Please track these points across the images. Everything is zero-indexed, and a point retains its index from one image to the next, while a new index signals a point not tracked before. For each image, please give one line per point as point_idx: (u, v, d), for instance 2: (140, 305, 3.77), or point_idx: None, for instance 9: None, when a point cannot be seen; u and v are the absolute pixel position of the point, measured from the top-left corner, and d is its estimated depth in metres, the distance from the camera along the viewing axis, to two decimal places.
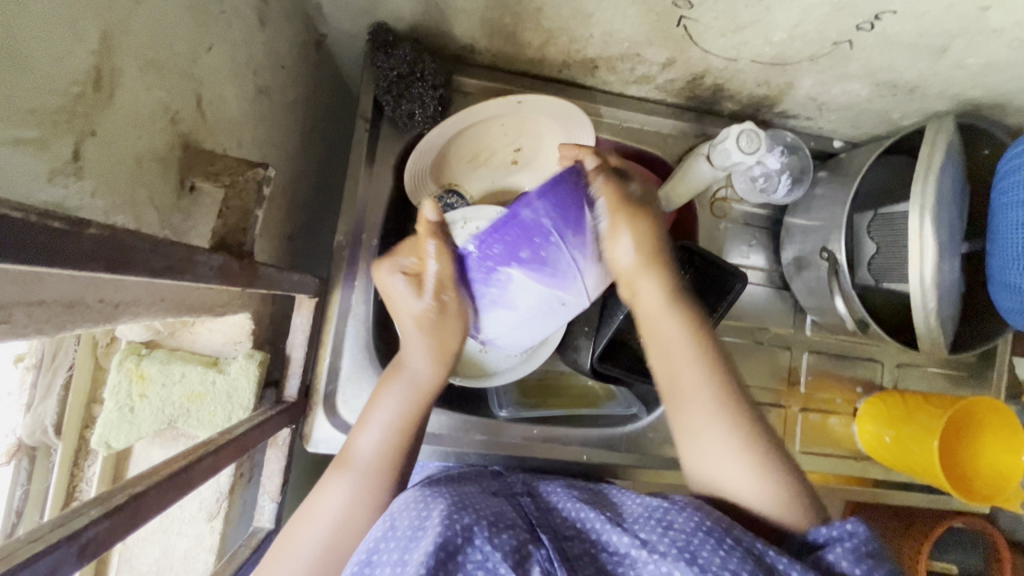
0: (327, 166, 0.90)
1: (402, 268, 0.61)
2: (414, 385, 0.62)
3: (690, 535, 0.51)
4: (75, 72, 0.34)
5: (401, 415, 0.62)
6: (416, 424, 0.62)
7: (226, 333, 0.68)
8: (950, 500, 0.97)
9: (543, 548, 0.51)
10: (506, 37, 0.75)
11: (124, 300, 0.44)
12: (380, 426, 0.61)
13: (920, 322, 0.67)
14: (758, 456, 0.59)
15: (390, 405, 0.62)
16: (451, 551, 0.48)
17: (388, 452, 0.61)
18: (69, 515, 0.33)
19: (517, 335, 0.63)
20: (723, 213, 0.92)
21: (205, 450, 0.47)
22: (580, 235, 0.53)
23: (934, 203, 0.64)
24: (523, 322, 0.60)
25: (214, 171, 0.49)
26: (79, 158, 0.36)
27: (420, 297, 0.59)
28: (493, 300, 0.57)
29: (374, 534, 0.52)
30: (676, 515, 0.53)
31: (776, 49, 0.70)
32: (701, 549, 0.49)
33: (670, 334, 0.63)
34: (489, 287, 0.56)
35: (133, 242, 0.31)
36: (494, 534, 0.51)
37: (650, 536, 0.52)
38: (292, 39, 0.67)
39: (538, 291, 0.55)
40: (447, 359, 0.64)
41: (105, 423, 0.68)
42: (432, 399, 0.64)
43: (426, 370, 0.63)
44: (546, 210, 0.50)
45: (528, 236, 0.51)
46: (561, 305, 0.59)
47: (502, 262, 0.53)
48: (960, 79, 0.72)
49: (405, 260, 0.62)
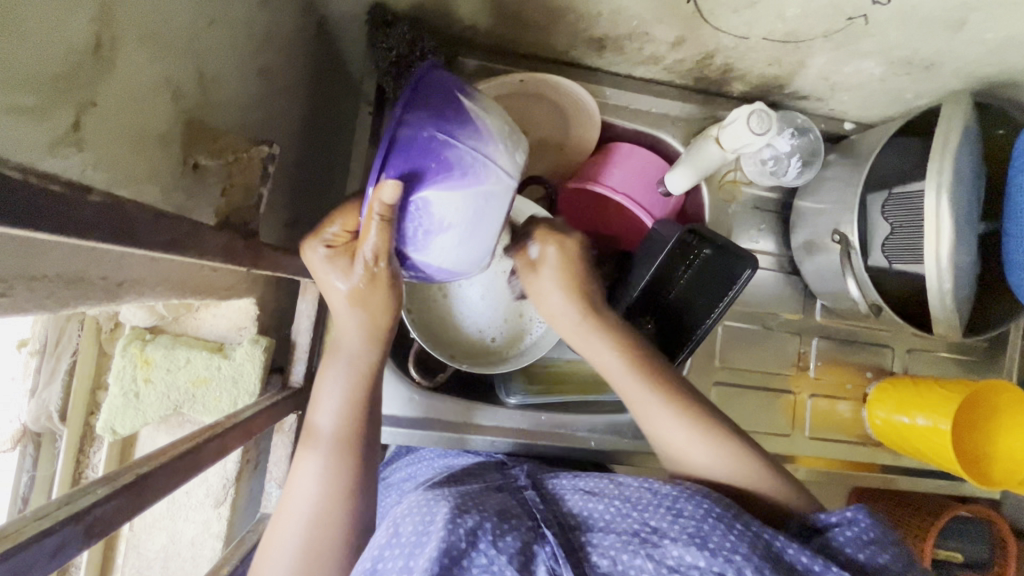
0: (330, 150, 0.88)
1: (326, 242, 0.56)
2: (352, 366, 0.59)
3: (700, 521, 0.51)
4: (75, 41, 0.33)
5: (349, 393, 0.59)
6: (370, 401, 0.60)
7: (231, 318, 0.67)
8: (960, 486, 0.96)
9: (548, 547, 0.51)
10: (511, 16, 0.73)
11: (128, 278, 0.43)
12: (335, 394, 0.59)
13: (936, 305, 0.66)
14: (712, 429, 0.62)
15: (332, 386, 0.59)
16: (456, 556, 0.48)
17: (350, 426, 0.59)
18: (75, 493, 0.32)
19: (456, 263, 0.54)
20: (732, 196, 0.90)
21: (212, 433, 0.46)
22: (468, 126, 0.49)
23: (950, 182, 0.62)
24: (471, 240, 0.53)
25: (218, 149, 0.49)
26: (81, 129, 0.35)
27: (349, 270, 0.54)
28: (420, 242, 0.52)
29: (377, 540, 0.52)
30: (685, 502, 0.53)
31: (789, 25, 0.68)
32: (711, 534, 0.49)
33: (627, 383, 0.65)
34: (414, 223, 0.50)
35: (135, 212, 0.30)
36: (498, 536, 0.50)
37: (660, 523, 0.52)
38: (293, 17, 0.66)
39: (456, 194, 0.49)
40: (384, 339, 0.60)
41: (111, 409, 0.67)
42: (375, 376, 0.61)
43: (361, 351, 0.59)
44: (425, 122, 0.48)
45: (421, 151, 0.48)
46: (488, 193, 0.50)
47: (415, 179, 0.48)
48: (976, 56, 0.71)
49: (327, 232, 0.56)
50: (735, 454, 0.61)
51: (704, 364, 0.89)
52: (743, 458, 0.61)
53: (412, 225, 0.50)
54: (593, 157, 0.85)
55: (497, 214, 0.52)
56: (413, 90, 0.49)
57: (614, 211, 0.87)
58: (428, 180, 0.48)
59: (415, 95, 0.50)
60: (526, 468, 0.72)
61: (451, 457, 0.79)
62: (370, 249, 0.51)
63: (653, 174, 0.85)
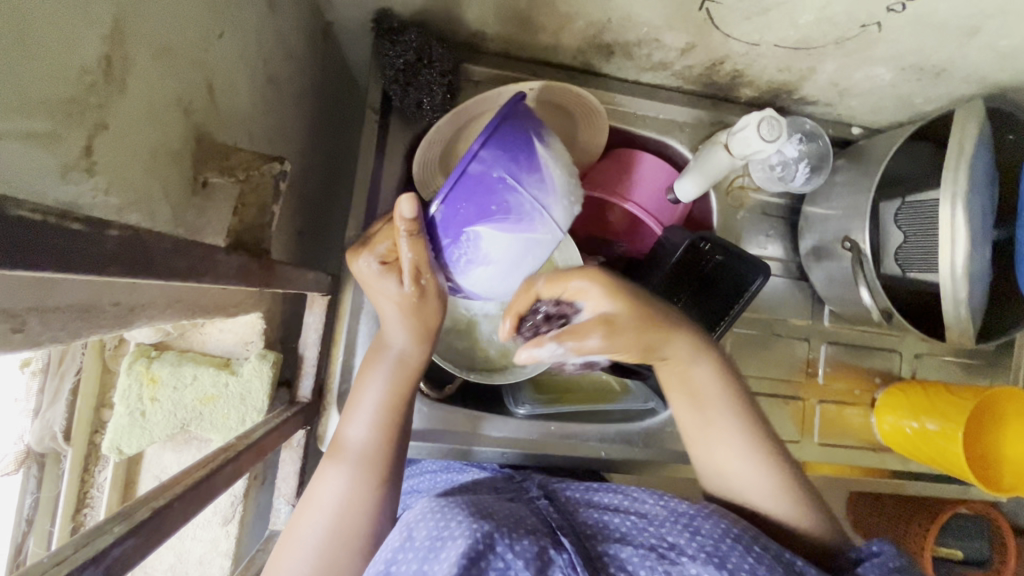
0: (335, 159, 0.87)
1: (380, 256, 0.55)
2: (396, 367, 0.60)
3: (718, 540, 0.50)
4: (88, 61, 0.32)
5: (388, 398, 0.60)
6: (404, 406, 0.61)
7: (238, 333, 0.66)
8: (967, 489, 0.96)
9: (565, 553, 0.50)
10: (520, 22, 0.72)
11: (139, 302, 0.42)
12: (376, 395, 0.60)
13: (949, 313, 0.66)
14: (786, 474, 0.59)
15: (373, 392, 0.60)
16: (475, 558, 0.47)
17: (381, 439, 0.59)
18: (92, 533, 0.31)
19: (487, 292, 0.58)
20: (740, 202, 0.90)
21: (226, 457, 0.45)
22: (535, 173, 0.51)
23: (966, 191, 0.62)
24: (506, 277, 0.56)
25: (229, 166, 0.47)
26: (93, 154, 0.33)
27: (403, 284, 0.54)
28: (465, 268, 0.54)
29: (391, 543, 0.52)
30: (703, 521, 0.52)
31: (801, 32, 0.68)
32: (729, 554, 0.49)
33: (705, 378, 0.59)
34: (458, 248, 0.53)
35: (153, 242, 0.29)
36: (515, 541, 0.50)
37: (678, 539, 0.51)
38: (300, 25, 0.64)
39: (504, 238, 0.52)
40: (430, 339, 0.61)
41: (117, 428, 0.66)
42: (416, 379, 0.62)
43: (408, 357, 0.60)
44: (494, 159, 0.49)
45: (484, 189, 0.50)
46: (536, 242, 0.53)
47: (468, 215, 0.51)
48: (989, 62, 0.70)
49: (379, 245, 0.55)
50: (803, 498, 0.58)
51: None
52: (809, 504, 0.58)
53: (453, 249, 0.53)
54: (601, 163, 0.86)
55: (538, 261, 0.56)
56: (498, 122, 0.49)
57: (620, 218, 0.87)
58: (481, 220, 0.51)
59: (498, 129, 0.49)
60: (538, 478, 0.71)
61: (456, 473, 0.79)
62: (409, 265, 0.51)
63: (664, 180, 0.85)
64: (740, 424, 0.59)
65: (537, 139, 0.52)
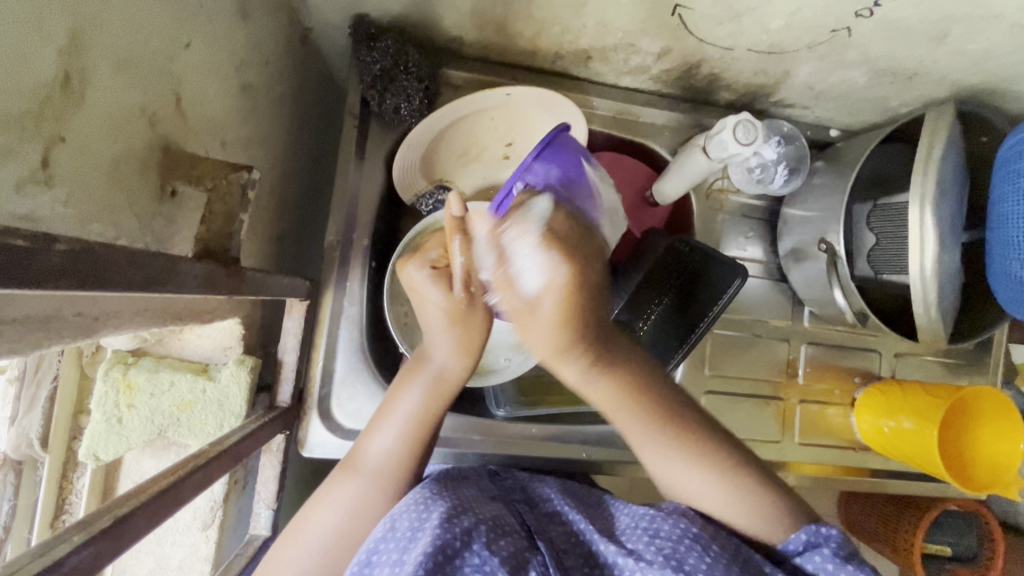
0: (316, 165, 0.87)
1: (429, 263, 0.61)
2: (433, 383, 0.61)
3: (676, 542, 0.51)
4: (42, 74, 0.32)
5: (422, 415, 0.60)
6: (434, 425, 0.61)
7: (215, 338, 0.66)
8: (947, 487, 0.97)
9: (540, 556, 0.51)
10: (497, 28, 0.72)
11: (105, 312, 0.43)
12: (410, 410, 0.60)
13: (920, 314, 0.66)
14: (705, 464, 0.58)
15: (408, 405, 0.60)
16: (450, 555, 0.47)
17: (408, 455, 0.60)
18: (51, 542, 0.32)
19: None
20: (720, 205, 0.90)
21: (197, 463, 0.46)
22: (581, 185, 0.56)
23: (935, 194, 0.62)
24: None
25: (196, 175, 0.48)
26: (50, 166, 0.34)
27: (455, 288, 0.60)
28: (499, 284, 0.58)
29: (373, 534, 0.51)
30: (662, 522, 0.53)
31: (774, 37, 0.68)
32: (687, 556, 0.49)
33: (602, 392, 0.59)
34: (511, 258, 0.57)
35: (107, 255, 0.29)
36: (492, 540, 0.51)
37: (637, 545, 0.52)
38: (275, 32, 0.65)
39: None
40: (471, 358, 0.62)
41: (94, 435, 0.66)
42: (451, 397, 0.62)
43: (447, 369, 0.61)
44: (546, 174, 0.53)
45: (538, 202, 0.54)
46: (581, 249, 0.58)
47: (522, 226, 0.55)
48: (960, 65, 0.71)
49: (430, 254, 0.62)
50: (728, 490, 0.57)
51: (695, 372, 0.89)
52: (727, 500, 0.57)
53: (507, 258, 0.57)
54: None
55: None
56: (549, 140, 0.52)
57: None
58: None
59: (550, 146, 0.53)
60: (522, 478, 0.71)
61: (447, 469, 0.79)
62: (462, 263, 0.58)
63: (640, 181, 0.87)
64: (662, 431, 0.59)
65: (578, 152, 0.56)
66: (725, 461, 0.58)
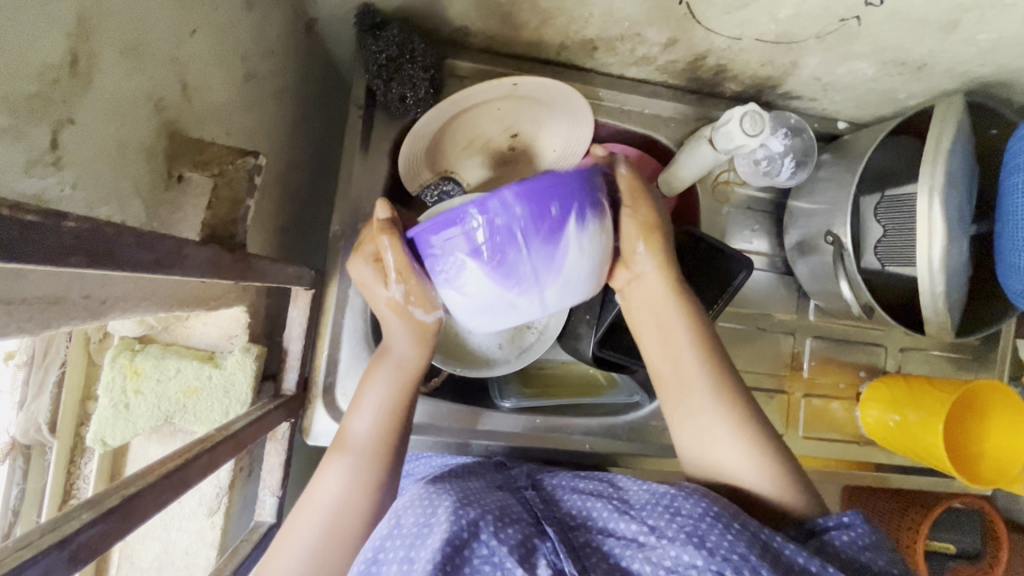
0: (320, 154, 0.88)
1: (367, 257, 0.61)
2: (396, 370, 0.62)
3: (698, 520, 0.50)
4: (50, 56, 0.33)
5: (391, 400, 0.62)
6: (405, 413, 0.62)
7: (221, 327, 0.67)
8: (951, 482, 0.97)
9: (548, 542, 0.50)
10: (502, 18, 0.72)
11: (113, 295, 0.44)
12: (379, 396, 0.61)
13: (927, 306, 0.66)
14: (745, 420, 0.61)
15: (377, 393, 0.61)
16: (459, 545, 0.48)
17: (383, 433, 0.60)
18: (61, 518, 0.32)
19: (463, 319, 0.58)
20: (726, 197, 0.90)
21: (203, 446, 0.46)
22: (549, 246, 0.50)
23: (943, 185, 0.62)
24: (478, 311, 0.55)
25: (203, 160, 0.48)
26: (59, 148, 0.34)
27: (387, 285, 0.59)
28: (448, 280, 0.53)
29: (380, 531, 0.51)
30: (684, 502, 0.53)
31: (781, 27, 0.68)
32: (710, 533, 0.48)
33: (675, 333, 0.64)
34: (444, 266, 0.53)
35: (115, 235, 0.29)
36: (500, 528, 0.50)
37: (658, 522, 0.51)
38: (280, 21, 0.65)
39: (487, 281, 0.52)
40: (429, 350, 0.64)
41: (101, 420, 0.67)
42: (415, 384, 0.64)
43: (411, 362, 0.63)
44: (517, 210, 0.48)
45: (493, 236, 0.49)
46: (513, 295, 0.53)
47: (456, 242, 0.50)
48: (969, 56, 0.70)
49: (369, 249, 0.61)
50: (766, 458, 0.59)
51: None
52: (769, 457, 0.59)
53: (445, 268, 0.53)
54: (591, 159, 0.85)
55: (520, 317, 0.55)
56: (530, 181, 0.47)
57: None
58: (478, 261, 0.50)
59: (534, 185, 0.47)
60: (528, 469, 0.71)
61: (450, 459, 0.80)
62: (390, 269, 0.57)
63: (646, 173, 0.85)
64: (701, 365, 0.63)
65: (572, 221, 0.50)
66: (746, 417, 0.61)
